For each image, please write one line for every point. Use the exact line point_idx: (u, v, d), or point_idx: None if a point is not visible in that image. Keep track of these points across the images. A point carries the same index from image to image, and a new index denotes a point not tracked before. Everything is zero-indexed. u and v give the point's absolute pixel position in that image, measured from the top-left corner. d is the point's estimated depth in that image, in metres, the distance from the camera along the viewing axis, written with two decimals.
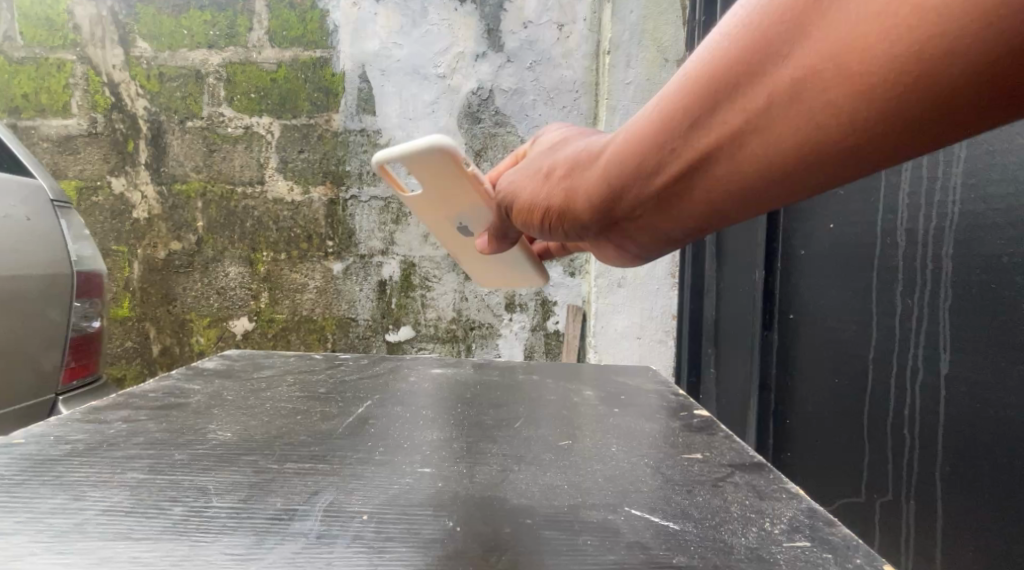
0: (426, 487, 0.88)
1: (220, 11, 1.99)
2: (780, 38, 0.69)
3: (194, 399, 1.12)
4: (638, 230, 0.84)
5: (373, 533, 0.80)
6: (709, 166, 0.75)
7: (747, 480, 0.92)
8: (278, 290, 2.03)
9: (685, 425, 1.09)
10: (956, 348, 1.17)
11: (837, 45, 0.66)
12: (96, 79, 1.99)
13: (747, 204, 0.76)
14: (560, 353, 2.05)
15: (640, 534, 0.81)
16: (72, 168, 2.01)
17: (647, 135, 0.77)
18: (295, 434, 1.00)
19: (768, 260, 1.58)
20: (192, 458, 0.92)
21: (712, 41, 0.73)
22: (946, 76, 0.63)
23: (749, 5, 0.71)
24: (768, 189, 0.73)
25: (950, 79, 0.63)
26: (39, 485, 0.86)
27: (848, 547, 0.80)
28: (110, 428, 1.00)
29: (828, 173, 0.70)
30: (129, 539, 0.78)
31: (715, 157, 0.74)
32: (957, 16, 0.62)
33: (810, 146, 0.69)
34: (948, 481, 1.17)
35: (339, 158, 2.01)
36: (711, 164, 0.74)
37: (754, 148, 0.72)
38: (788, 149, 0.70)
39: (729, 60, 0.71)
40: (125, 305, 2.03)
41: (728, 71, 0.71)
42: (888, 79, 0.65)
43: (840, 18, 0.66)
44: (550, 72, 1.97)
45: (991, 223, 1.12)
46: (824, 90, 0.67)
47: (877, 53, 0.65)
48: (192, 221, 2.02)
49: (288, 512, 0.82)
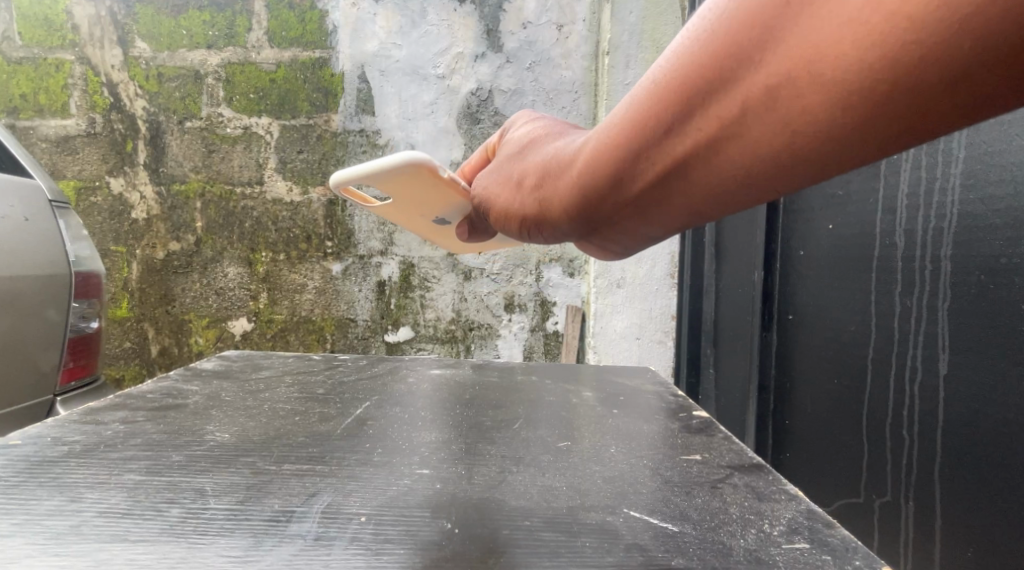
0: (424, 488, 0.88)
1: (219, 11, 1.99)
2: (752, 37, 0.68)
3: (192, 400, 1.12)
4: (615, 231, 0.84)
5: (371, 535, 0.79)
6: (685, 168, 0.74)
7: (746, 481, 0.92)
8: (277, 290, 2.03)
9: (684, 426, 1.08)
10: (955, 349, 1.17)
11: (809, 45, 0.66)
12: (96, 79, 1.99)
13: (725, 206, 0.76)
14: (559, 354, 2.04)
15: (639, 536, 0.81)
16: (71, 168, 2.01)
17: (621, 139, 0.76)
18: (293, 435, 1.00)
19: (768, 260, 1.58)
20: (190, 459, 0.92)
21: (686, 43, 0.72)
22: (923, 84, 0.64)
23: (722, 8, 0.70)
24: (744, 192, 0.74)
25: (927, 87, 0.64)
26: (36, 486, 0.86)
27: (848, 548, 0.80)
28: (108, 429, 1.00)
29: (804, 178, 0.71)
30: (126, 541, 0.77)
31: (691, 160, 0.74)
32: (934, 25, 0.62)
33: (788, 147, 0.69)
34: (947, 482, 1.17)
35: (339, 158, 2.00)
36: (686, 166, 0.74)
37: (731, 153, 0.72)
38: (765, 155, 0.70)
39: (701, 61, 0.71)
40: (124, 306, 2.03)
41: (704, 76, 0.71)
42: (865, 86, 0.65)
43: (818, 25, 0.66)
44: (550, 72, 1.97)
45: (990, 225, 1.12)
46: (801, 96, 0.67)
47: (854, 61, 0.65)
48: (191, 221, 2.02)
49: (286, 513, 0.82)
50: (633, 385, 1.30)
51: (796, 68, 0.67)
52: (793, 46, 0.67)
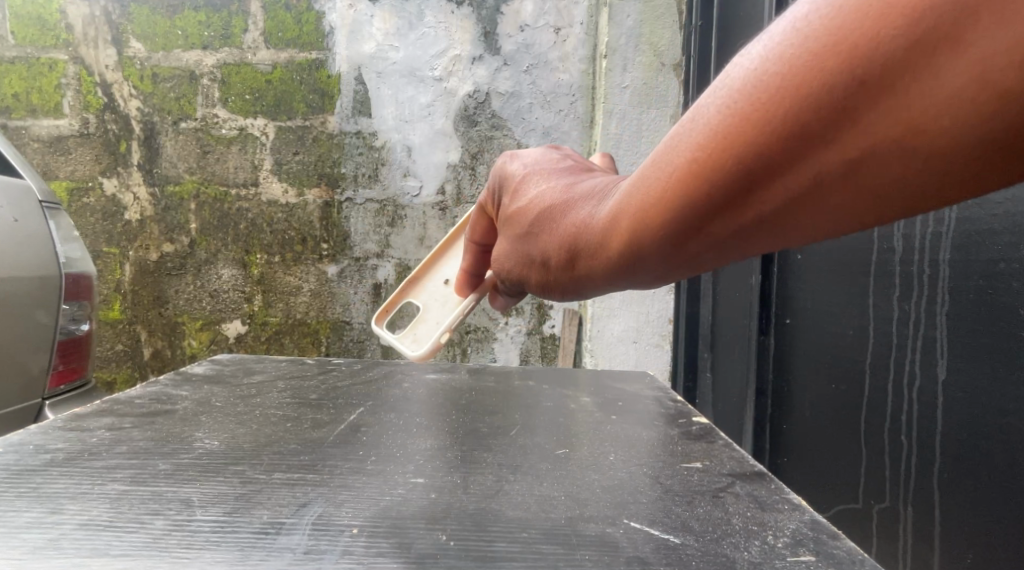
0: (418, 498, 0.86)
1: (215, 12, 1.97)
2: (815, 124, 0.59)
3: (181, 406, 1.09)
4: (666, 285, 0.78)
5: (363, 548, 0.77)
6: (746, 240, 0.67)
7: (748, 490, 0.89)
8: (271, 293, 2.00)
9: (683, 433, 1.06)
10: (953, 354, 1.15)
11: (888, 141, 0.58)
12: (89, 79, 1.97)
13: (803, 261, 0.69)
14: (555, 358, 2.02)
15: (640, 548, 0.79)
16: (63, 168, 1.98)
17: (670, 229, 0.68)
18: (284, 442, 0.98)
19: (765, 264, 1.56)
20: (177, 468, 0.90)
21: (728, 127, 0.62)
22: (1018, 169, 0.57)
23: (764, 90, 0.60)
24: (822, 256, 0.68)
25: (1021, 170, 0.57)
26: (16, 497, 0.83)
27: (853, 561, 0.77)
28: (93, 436, 0.98)
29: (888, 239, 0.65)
30: (106, 556, 0.75)
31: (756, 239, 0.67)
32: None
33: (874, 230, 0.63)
34: (947, 489, 1.15)
35: (335, 160, 1.98)
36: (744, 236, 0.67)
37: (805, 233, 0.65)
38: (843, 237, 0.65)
39: (756, 121, 0.61)
40: (116, 308, 2.00)
41: (762, 169, 0.62)
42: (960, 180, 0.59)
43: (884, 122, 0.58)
44: (546, 76, 1.95)
45: (989, 230, 1.10)
46: (887, 189, 0.60)
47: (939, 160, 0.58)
48: (185, 222, 1.99)
49: (275, 525, 0.80)
50: (631, 390, 1.28)
51: (877, 145, 0.58)
52: (876, 117, 0.58)
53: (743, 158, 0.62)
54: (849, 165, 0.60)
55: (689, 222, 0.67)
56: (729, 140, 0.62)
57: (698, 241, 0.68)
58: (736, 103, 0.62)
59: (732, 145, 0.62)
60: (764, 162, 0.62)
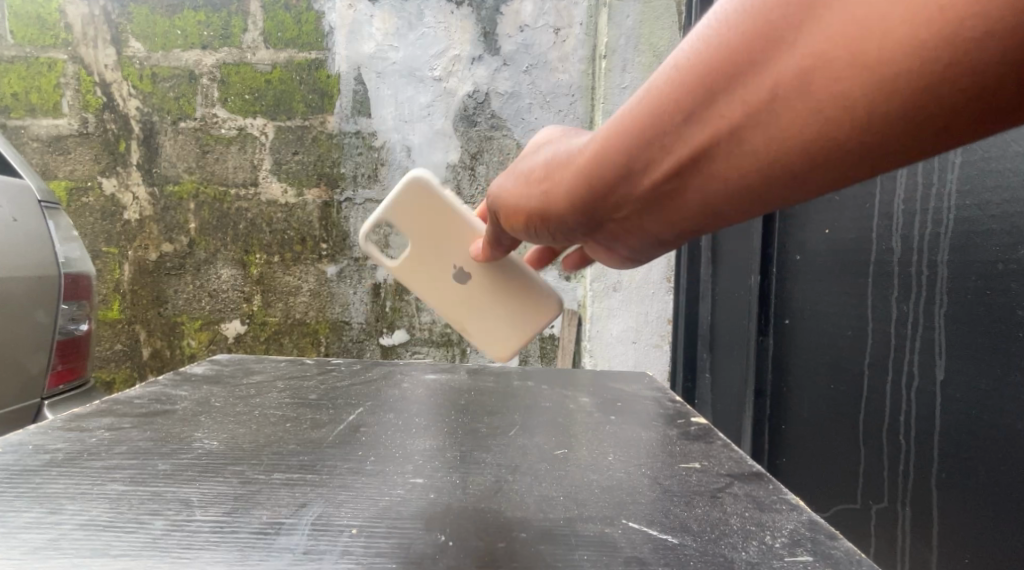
0: (417, 498, 0.86)
1: (214, 12, 1.97)
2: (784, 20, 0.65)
3: (181, 406, 1.09)
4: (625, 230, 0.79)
5: (363, 548, 0.77)
6: (710, 154, 0.70)
7: (746, 491, 0.90)
8: (271, 293, 2.00)
9: (682, 433, 1.06)
10: (952, 354, 1.15)
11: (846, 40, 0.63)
12: (88, 78, 1.97)
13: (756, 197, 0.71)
14: (555, 358, 2.02)
15: (638, 548, 0.79)
16: (62, 168, 1.98)
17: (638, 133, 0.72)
18: (284, 442, 0.98)
19: (764, 265, 1.57)
20: (177, 468, 0.90)
21: (709, 30, 0.68)
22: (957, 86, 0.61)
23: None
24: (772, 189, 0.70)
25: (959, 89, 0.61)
26: (16, 497, 0.83)
27: (851, 561, 0.77)
28: (92, 436, 0.98)
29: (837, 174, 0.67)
30: (106, 556, 0.75)
31: (714, 152, 0.70)
32: (971, 26, 0.60)
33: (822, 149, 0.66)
34: (944, 489, 1.15)
35: (334, 160, 1.98)
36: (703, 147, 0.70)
37: (757, 143, 0.68)
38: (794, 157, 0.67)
39: (733, 20, 0.67)
40: (114, 307, 2.00)
41: (733, 65, 0.67)
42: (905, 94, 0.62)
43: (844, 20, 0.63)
44: (546, 77, 1.95)
45: (986, 231, 1.10)
46: (839, 93, 0.64)
47: (888, 65, 0.62)
48: (185, 223, 1.99)
49: (274, 525, 0.80)
50: (630, 391, 1.28)
51: (836, 47, 0.64)
52: (838, 15, 0.63)
53: (716, 54, 0.68)
54: (807, 61, 0.65)
55: (659, 124, 0.71)
56: (709, 38, 0.68)
57: (663, 151, 0.72)
58: (721, 11, 0.68)
59: (710, 45, 0.68)
60: (734, 58, 0.67)
